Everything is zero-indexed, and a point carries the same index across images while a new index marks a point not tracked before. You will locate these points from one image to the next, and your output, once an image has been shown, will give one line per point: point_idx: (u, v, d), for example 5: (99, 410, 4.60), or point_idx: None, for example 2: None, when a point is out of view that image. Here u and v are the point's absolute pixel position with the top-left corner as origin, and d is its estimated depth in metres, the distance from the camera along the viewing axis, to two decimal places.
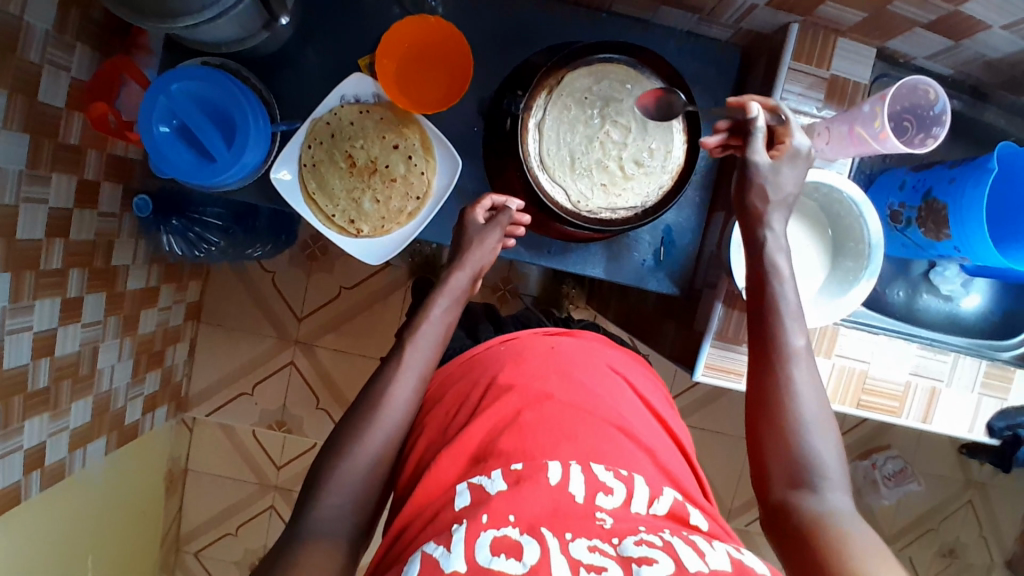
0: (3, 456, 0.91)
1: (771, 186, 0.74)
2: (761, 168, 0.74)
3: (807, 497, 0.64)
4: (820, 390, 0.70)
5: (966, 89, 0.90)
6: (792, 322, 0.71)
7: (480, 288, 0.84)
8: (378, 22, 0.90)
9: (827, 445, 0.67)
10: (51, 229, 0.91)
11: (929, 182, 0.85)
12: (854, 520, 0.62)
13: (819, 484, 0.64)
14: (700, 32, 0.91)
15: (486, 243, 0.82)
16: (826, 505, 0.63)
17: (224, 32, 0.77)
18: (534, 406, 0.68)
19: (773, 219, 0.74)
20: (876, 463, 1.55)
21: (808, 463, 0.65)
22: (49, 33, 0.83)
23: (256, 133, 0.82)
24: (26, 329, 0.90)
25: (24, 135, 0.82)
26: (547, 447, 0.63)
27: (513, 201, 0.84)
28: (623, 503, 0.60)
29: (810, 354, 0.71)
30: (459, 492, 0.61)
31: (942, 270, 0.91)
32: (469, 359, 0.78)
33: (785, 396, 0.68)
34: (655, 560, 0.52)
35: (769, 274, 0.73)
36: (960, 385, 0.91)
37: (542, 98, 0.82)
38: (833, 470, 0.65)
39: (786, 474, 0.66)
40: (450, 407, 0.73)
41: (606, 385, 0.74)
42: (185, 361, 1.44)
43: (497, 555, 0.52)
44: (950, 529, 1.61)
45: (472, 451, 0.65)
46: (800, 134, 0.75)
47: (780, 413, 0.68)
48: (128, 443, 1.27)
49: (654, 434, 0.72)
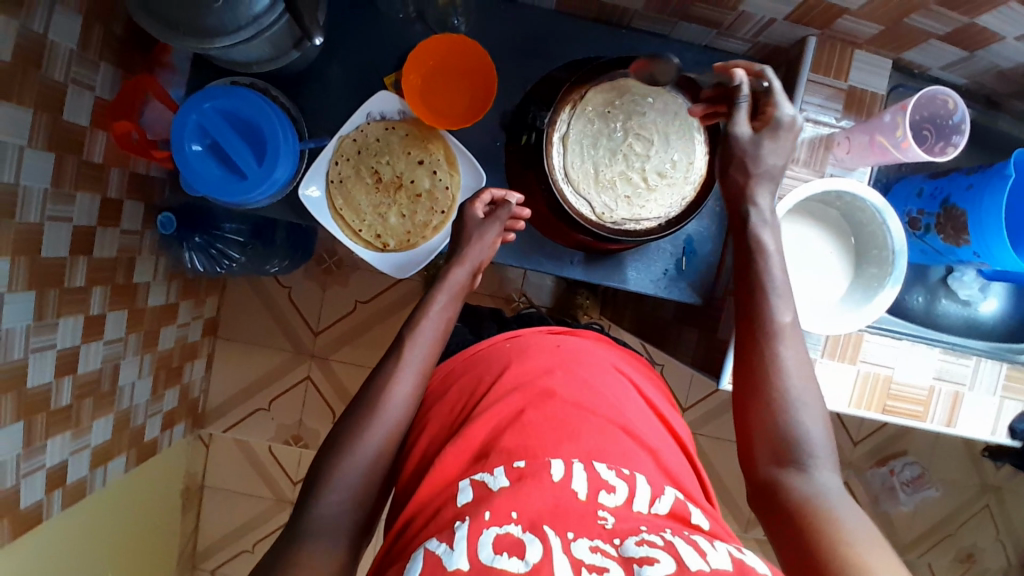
0: (25, 475, 0.91)
1: (752, 160, 0.76)
2: (742, 141, 0.76)
3: (794, 475, 0.64)
4: (809, 367, 0.70)
5: (980, 98, 0.92)
6: (780, 300, 0.72)
7: (478, 283, 0.86)
8: (401, 39, 0.92)
9: (815, 422, 0.67)
10: (75, 246, 0.92)
11: (946, 190, 0.86)
12: (841, 498, 0.62)
13: (808, 463, 0.65)
14: (719, 45, 0.93)
15: (485, 239, 0.83)
16: (814, 484, 0.63)
17: (257, 51, 0.79)
18: (538, 404, 0.68)
19: (758, 196, 0.76)
20: (894, 469, 1.56)
21: (795, 441, 0.66)
22: (73, 52, 0.84)
23: (286, 149, 0.83)
24: (49, 347, 0.90)
25: (48, 153, 0.82)
26: (550, 446, 0.63)
27: (513, 196, 0.85)
28: (625, 501, 0.59)
29: (797, 330, 0.71)
30: (462, 488, 0.61)
31: (960, 275, 0.93)
32: (472, 355, 0.79)
33: (772, 373, 0.68)
34: (657, 560, 0.50)
35: (757, 250, 0.74)
36: (983, 389, 0.91)
37: (566, 113, 0.83)
38: (822, 448, 0.66)
39: (772, 452, 0.66)
40: (452, 406, 0.73)
41: (609, 384, 0.74)
42: (201, 377, 1.44)
43: (499, 553, 0.51)
44: (968, 535, 1.61)
45: (475, 447, 0.65)
46: (786, 105, 0.76)
47: (767, 393, 0.68)
48: (146, 460, 1.27)
49: (655, 432, 0.71)
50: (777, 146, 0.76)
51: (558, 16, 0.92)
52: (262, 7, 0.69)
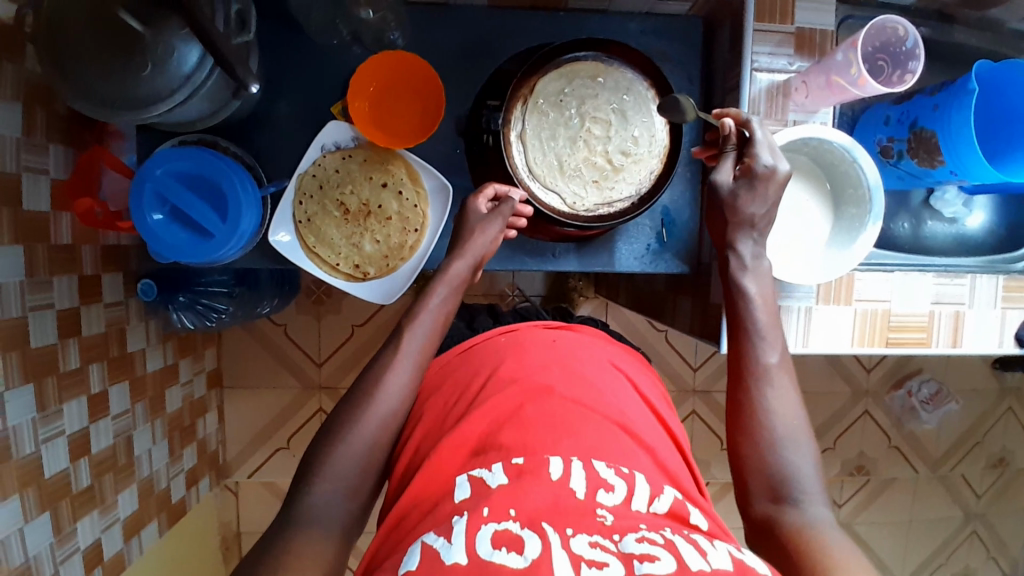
0: (62, 562, 0.91)
1: (730, 210, 0.76)
2: (722, 188, 0.77)
3: (789, 512, 0.64)
4: (797, 405, 0.70)
5: (930, 15, 0.92)
6: (764, 341, 0.73)
7: (481, 276, 0.85)
8: (342, 64, 0.90)
9: (806, 460, 0.67)
10: (63, 329, 0.91)
11: (913, 114, 0.85)
12: (835, 530, 0.62)
13: (800, 497, 0.64)
14: (660, 10, 0.92)
15: (488, 232, 0.82)
16: (806, 517, 0.63)
17: (196, 109, 0.77)
18: (536, 399, 0.67)
19: (738, 243, 0.77)
20: (911, 389, 1.55)
21: (787, 477, 0.66)
22: (20, 140, 0.82)
23: (247, 199, 0.82)
24: (59, 433, 0.90)
25: (16, 245, 0.81)
26: (547, 443, 0.62)
27: (516, 191, 0.83)
28: (624, 500, 0.59)
29: (786, 370, 0.72)
30: (459, 484, 0.61)
31: (941, 194, 0.93)
32: (468, 350, 0.79)
33: (759, 413, 0.69)
34: (657, 557, 0.50)
35: (739, 294, 0.76)
36: (983, 305, 0.91)
37: (519, 110, 0.82)
38: (812, 484, 0.65)
39: (767, 487, 0.66)
40: (445, 401, 0.73)
41: (604, 378, 0.73)
42: (216, 428, 1.44)
43: (498, 548, 0.51)
44: (996, 439, 1.62)
45: (471, 444, 0.65)
46: (766, 156, 0.74)
47: (756, 430, 0.68)
48: (179, 519, 1.27)
49: (654, 431, 0.71)
50: (759, 196, 0.75)
51: (495, 10, 0.91)
52: (190, 65, 0.68)
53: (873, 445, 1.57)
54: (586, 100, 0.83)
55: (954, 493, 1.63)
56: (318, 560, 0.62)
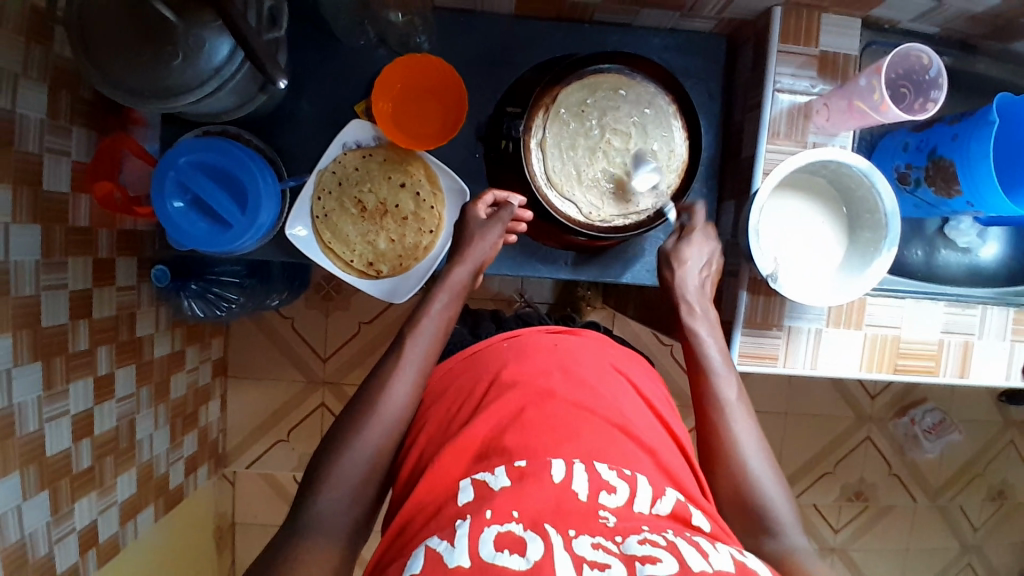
0: (58, 541, 0.92)
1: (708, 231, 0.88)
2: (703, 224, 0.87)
3: (771, 544, 0.66)
4: (761, 438, 0.74)
5: (954, 44, 0.92)
6: (722, 378, 0.77)
7: (480, 283, 0.86)
8: (367, 63, 0.91)
9: (778, 492, 0.70)
10: (74, 311, 0.92)
11: (932, 142, 0.86)
12: (816, 560, 0.65)
13: (778, 529, 0.67)
14: (684, 26, 0.92)
15: (487, 239, 0.83)
16: (789, 547, 0.66)
17: (222, 102, 0.78)
18: (538, 403, 0.67)
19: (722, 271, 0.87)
20: (914, 417, 1.54)
21: (763, 508, 0.68)
22: (44, 121, 0.83)
23: (266, 193, 0.83)
24: (63, 414, 0.90)
25: (34, 225, 0.82)
26: (550, 446, 0.62)
27: (515, 197, 0.85)
28: (627, 501, 0.59)
29: (746, 406, 0.76)
30: (464, 488, 0.61)
31: (956, 224, 0.93)
32: (471, 355, 0.78)
33: (729, 449, 0.72)
34: (658, 559, 0.50)
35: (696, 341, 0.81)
36: (993, 336, 0.91)
37: (540, 117, 0.83)
38: (788, 514, 0.68)
39: (746, 521, 0.68)
40: (451, 404, 0.73)
41: (608, 382, 0.73)
42: (218, 417, 1.45)
43: (500, 550, 0.51)
44: (997, 472, 1.61)
45: (476, 447, 0.65)
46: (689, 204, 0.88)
47: (727, 465, 0.71)
48: (176, 506, 1.28)
49: (657, 435, 0.71)
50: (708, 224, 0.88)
51: (521, 18, 0.92)
52: (221, 57, 0.69)
53: (873, 471, 1.57)
54: (609, 113, 0.84)
55: (952, 524, 1.62)
56: (317, 555, 0.62)
